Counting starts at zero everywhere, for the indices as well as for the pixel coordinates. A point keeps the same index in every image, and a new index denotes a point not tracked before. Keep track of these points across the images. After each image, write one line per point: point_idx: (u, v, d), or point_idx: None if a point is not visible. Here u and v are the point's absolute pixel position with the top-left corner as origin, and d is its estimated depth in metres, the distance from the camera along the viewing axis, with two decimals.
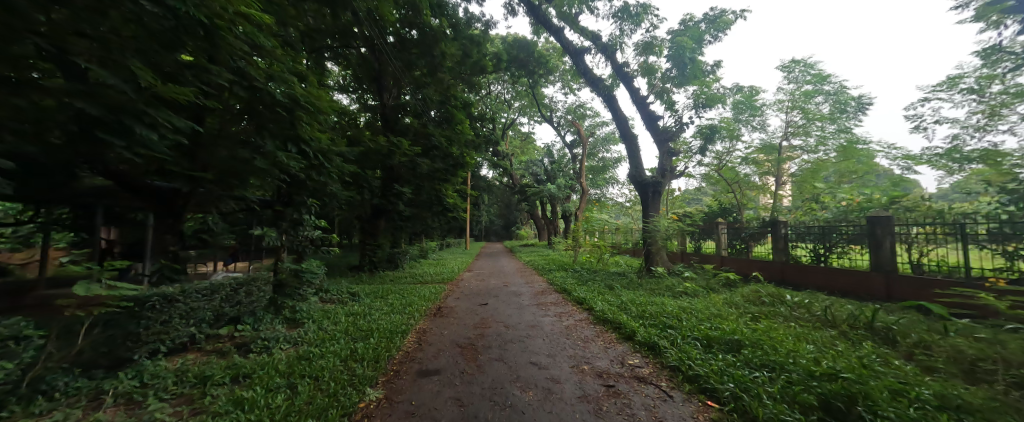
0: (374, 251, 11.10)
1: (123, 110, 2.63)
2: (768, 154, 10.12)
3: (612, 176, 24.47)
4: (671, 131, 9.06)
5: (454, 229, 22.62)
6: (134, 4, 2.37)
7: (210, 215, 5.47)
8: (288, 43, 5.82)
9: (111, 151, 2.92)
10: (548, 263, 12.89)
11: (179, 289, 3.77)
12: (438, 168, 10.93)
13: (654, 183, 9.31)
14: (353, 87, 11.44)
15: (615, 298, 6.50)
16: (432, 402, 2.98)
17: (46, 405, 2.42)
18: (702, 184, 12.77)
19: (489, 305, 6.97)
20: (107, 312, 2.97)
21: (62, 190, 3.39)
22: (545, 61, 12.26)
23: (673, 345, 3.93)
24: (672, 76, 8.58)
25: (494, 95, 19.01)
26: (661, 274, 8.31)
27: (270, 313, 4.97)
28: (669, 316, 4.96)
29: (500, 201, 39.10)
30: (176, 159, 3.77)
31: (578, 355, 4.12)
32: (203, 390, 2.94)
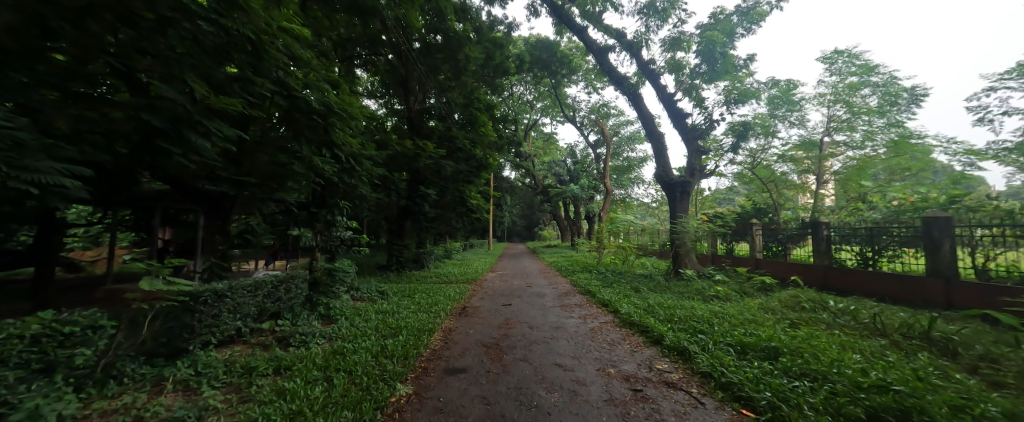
0: (401, 251, 11.40)
1: (179, 120, 2.88)
2: (807, 151, 9.45)
3: (637, 176, 23.88)
4: (701, 129, 8.71)
5: (478, 230, 22.88)
6: (190, 23, 2.60)
7: (253, 216, 5.89)
8: (323, 53, 6.17)
9: (170, 158, 3.22)
10: (572, 264, 12.76)
11: (229, 284, 3.86)
12: (462, 170, 11.06)
13: (681, 183, 9.04)
14: (380, 92, 11.90)
15: (642, 300, 6.37)
16: (460, 399, 3.04)
17: (116, 388, 2.70)
18: (734, 183, 12.21)
19: (513, 306, 6.99)
20: (166, 305, 3.22)
21: (126, 193, 3.80)
22: (568, 61, 12.22)
23: (704, 351, 3.82)
24: (701, 71, 8.26)
25: (516, 97, 19.08)
26: (690, 277, 8.02)
27: (306, 310, 5.22)
28: (700, 321, 4.81)
29: (522, 201, 39.01)
30: (223, 164, 4.07)
31: (603, 357, 4.08)
32: (249, 380, 3.13)
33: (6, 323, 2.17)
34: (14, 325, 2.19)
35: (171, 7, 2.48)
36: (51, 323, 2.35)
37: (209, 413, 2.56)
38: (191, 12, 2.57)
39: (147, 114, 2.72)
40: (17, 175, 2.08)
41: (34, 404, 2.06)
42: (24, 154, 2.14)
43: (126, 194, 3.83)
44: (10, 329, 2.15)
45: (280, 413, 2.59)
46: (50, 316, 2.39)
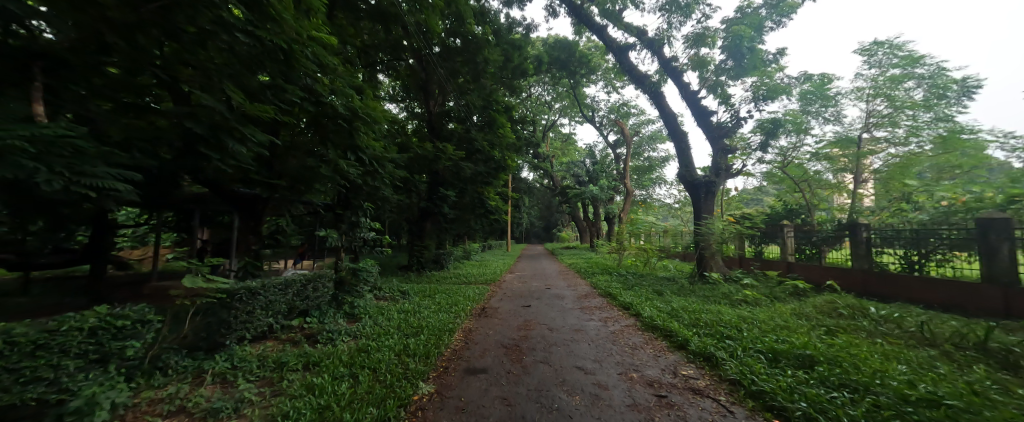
0: (422, 252, 11.55)
1: (218, 127, 3.06)
2: (844, 147, 8.82)
3: (659, 177, 23.33)
4: (727, 128, 8.43)
5: (496, 232, 22.91)
6: (229, 35, 2.76)
7: (282, 217, 6.14)
8: (348, 59, 6.38)
9: (209, 163, 3.42)
10: (591, 266, 12.60)
11: (262, 282, 4.00)
12: (481, 171, 11.12)
13: (706, 183, 8.78)
14: (401, 96, 12.17)
15: (665, 304, 6.21)
16: (480, 399, 3.06)
17: (161, 379, 2.88)
18: (762, 184, 11.75)
19: (533, 308, 6.95)
20: (205, 301, 3.39)
21: (169, 196, 4.07)
22: (587, 60, 12.13)
23: (733, 357, 3.69)
24: (727, 68, 8.00)
25: (534, 98, 19.08)
26: (716, 281, 7.74)
27: (332, 308, 5.38)
28: (727, 326, 4.66)
29: (540, 203, 38.88)
30: (256, 168, 4.28)
31: (625, 361, 4.00)
32: (280, 375, 3.25)
33: (67, 315, 2.35)
34: (73, 318, 2.36)
35: (212, 20, 2.64)
36: (106, 317, 2.51)
37: (245, 406, 2.69)
38: (229, 25, 2.72)
39: (190, 121, 2.91)
40: (76, 180, 2.28)
41: (91, 395, 2.22)
42: (84, 160, 2.33)
43: (169, 196, 4.09)
44: (71, 322, 2.31)
45: (310, 408, 2.67)
46: (105, 311, 2.57)
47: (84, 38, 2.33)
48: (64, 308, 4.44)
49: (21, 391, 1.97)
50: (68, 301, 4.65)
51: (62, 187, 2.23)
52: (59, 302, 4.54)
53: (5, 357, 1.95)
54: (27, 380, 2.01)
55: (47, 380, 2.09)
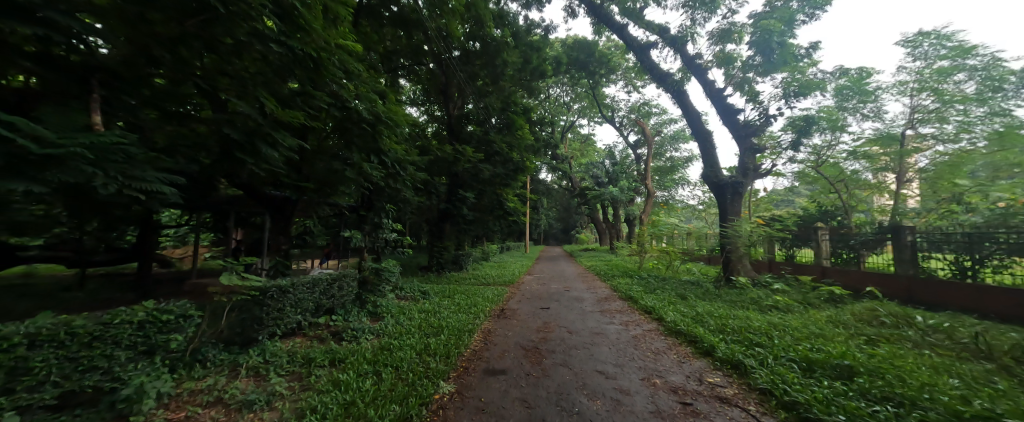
0: (441, 253, 11.68)
1: (252, 133, 3.26)
2: (885, 145, 8.09)
3: (681, 177, 22.69)
4: (756, 126, 8.12)
5: (514, 234, 22.87)
6: (263, 46, 2.93)
7: (310, 219, 6.38)
8: (372, 65, 6.59)
9: (244, 166, 3.63)
10: (611, 269, 12.37)
11: (291, 280, 4.13)
12: (500, 173, 11.11)
13: (732, 184, 8.50)
14: (422, 100, 12.40)
15: (689, 308, 6.04)
16: (500, 401, 3.05)
17: (201, 371, 3.04)
18: (794, 185, 11.24)
19: (551, 310, 6.89)
20: (240, 299, 3.55)
21: (207, 199, 4.33)
22: (607, 60, 11.99)
23: (763, 366, 3.55)
24: (755, 63, 7.73)
25: (552, 99, 19.01)
26: (744, 285, 7.47)
27: (356, 307, 5.53)
28: (756, 332, 4.48)
29: (559, 204, 38.61)
30: (286, 172, 4.49)
31: (648, 367, 3.91)
32: (308, 370, 3.36)
33: (119, 309, 2.51)
34: (124, 312, 2.52)
35: (248, 33, 2.82)
36: (153, 311, 2.66)
37: (276, 399, 2.80)
38: (264, 36, 2.90)
39: (228, 128, 3.12)
40: (128, 184, 2.45)
41: (138, 386, 2.43)
42: (135, 165, 2.50)
43: (207, 199, 4.34)
44: (122, 315, 2.47)
45: (336, 403, 2.75)
46: (152, 306, 2.71)
47: (134, 52, 2.53)
48: (116, 302, 4.84)
49: (80, 378, 2.18)
50: (119, 296, 5.05)
51: (116, 190, 2.41)
52: (111, 297, 4.94)
53: (65, 347, 2.13)
54: (82, 369, 2.19)
55: (102, 369, 2.29)
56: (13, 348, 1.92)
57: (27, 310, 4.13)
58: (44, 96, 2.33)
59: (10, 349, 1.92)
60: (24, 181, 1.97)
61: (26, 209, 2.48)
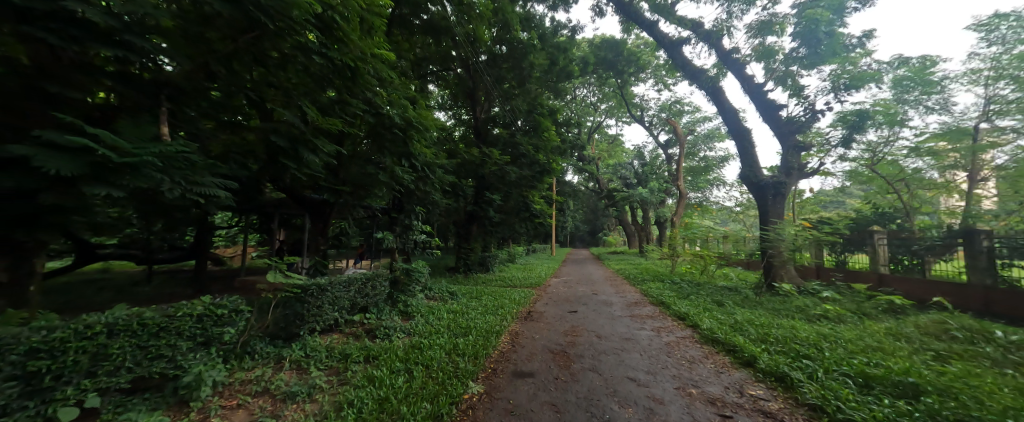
0: (468, 254, 11.78)
1: (296, 141, 3.49)
2: (953, 140, 7.05)
3: (716, 177, 21.68)
4: (800, 122, 7.63)
5: (540, 236, 22.69)
6: (306, 58, 3.15)
7: (345, 221, 6.66)
8: (403, 72, 6.81)
9: (288, 171, 3.88)
10: (641, 273, 12.00)
11: (329, 278, 4.31)
12: (526, 175, 10.96)
13: (774, 184, 8.03)
14: (450, 104, 12.64)
15: (726, 315, 5.75)
16: (529, 404, 3.02)
17: (250, 362, 3.24)
18: (844, 185, 10.43)
19: (579, 314, 6.77)
20: (284, 295, 3.76)
21: (254, 201, 4.63)
22: (636, 58, 11.70)
23: (813, 380, 3.30)
24: (799, 56, 7.28)
25: (579, 99, 18.78)
26: (788, 292, 7.01)
27: (388, 305, 5.69)
28: (804, 343, 4.19)
29: (586, 206, 38.01)
30: (325, 176, 4.73)
31: (682, 375, 3.74)
32: (345, 365, 3.49)
33: (182, 302, 2.72)
34: (185, 305, 2.72)
35: (293, 47, 3.04)
36: (209, 306, 2.87)
37: (316, 391, 2.93)
38: (307, 49, 3.11)
39: (274, 135, 3.36)
40: (189, 189, 2.68)
41: (197, 374, 2.64)
42: (196, 170, 2.70)
43: (254, 201, 4.65)
44: (185, 308, 2.67)
45: (371, 398, 2.82)
46: (208, 300, 2.92)
47: (195, 68, 2.79)
48: (178, 297, 5.26)
49: (148, 365, 2.42)
50: (180, 290, 5.50)
51: (179, 194, 2.65)
52: (173, 291, 5.40)
53: (137, 337, 2.36)
54: (151, 356, 2.43)
55: (167, 357, 2.52)
56: (94, 336, 2.15)
57: (103, 302, 4.59)
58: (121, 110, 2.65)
59: (92, 337, 2.15)
60: (104, 186, 2.20)
61: (105, 211, 2.77)
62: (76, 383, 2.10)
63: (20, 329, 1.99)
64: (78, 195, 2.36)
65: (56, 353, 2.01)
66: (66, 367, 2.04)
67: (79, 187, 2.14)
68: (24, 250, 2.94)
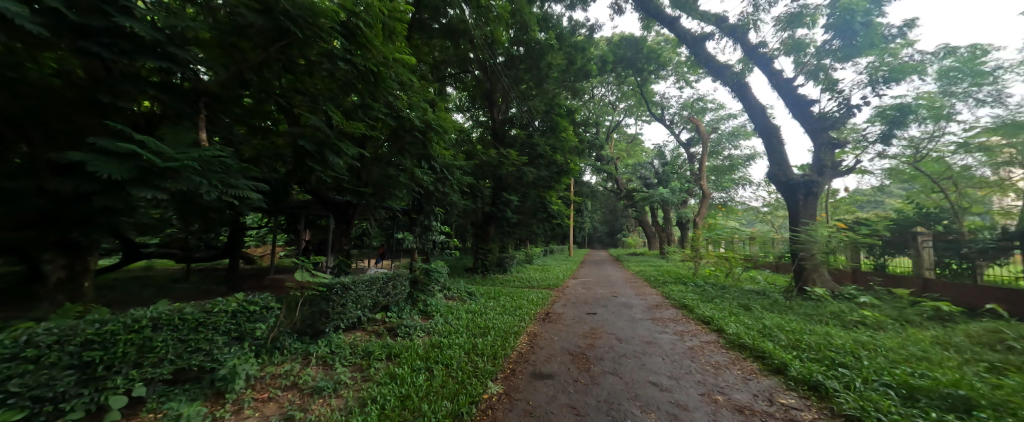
0: (486, 255, 11.81)
1: (322, 144, 3.63)
2: (1011, 135, 6.42)
3: (743, 177, 20.90)
4: (834, 117, 7.26)
5: (557, 237, 22.52)
6: (332, 64, 3.27)
7: (367, 222, 6.83)
8: (423, 76, 6.93)
9: (314, 173, 4.02)
10: (662, 275, 11.70)
11: (352, 277, 4.41)
12: (542, 175, 10.66)
13: (804, 183, 7.69)
14: (467, 106, 12.75)
15: (754, 320, 5.53)
16: (548, 405, 2.99)
17: (279, 357, 3.36)
18: (882, 184, 9.86)
19: (598, 316, 6.67)
20: (309, 293, 3.87)
21: (282, 202, 4.83)
22: (656, 55, 11.48)
23: (850, 390, 3.13)
24: (832, 49, 6.94)
25: (597, 99, 18.56)
26: (821, 297, 6.69)
27: (408, 304, 5.78)
28: (839, 351, 3.98)
29: (604, 207, 37.50)
30: (349, 177, 4.87)
31: (707, 381, 3.62)
32: (368, 362, 3.56)
33: (218, 299, 2.85)
34: (221, 302, 2.85)
35: (320, 54, 3.17)
36: (243, 302, 2.99)
37: (341, 387, 3.01)
38: (333, 56, 3.24)
39: (302, 139, 3.51)
40: (225, 191, 2.80)
41: (231, 367, 2.76)
42: (230, 173, 2.82)
43: (282, 203, 4.85)
44: (221, 305, 2.80)
45: (393, 395, 2.86)
46: (242, 297, 3.04)
47: (230, 76, 3.03)
48: (213, 294, 5.52)
49: (188, 357, 2.55)
50: (214, 287, 5.78)
51: (216, 196, 2.76)
52: (208, 288, 5.68)
53: (178, 331, 2.48)
54: (190, 349, 2.56)
55: (204, 351, 2.65)
56: (141, 330, 2.28)
57: (147, 297, 4.92)
58: (163, 118, 2.94)
59: (138, 330, 2.28)
60: (150, 188, 2.36)
61: (147, 210, 2.97)
62: (125, 373, 2.23)
63: (75, 322, 2.12)
64: (125, 197, 2.58)
65: (107, 345, 2.13)
66: (116, 358, 2.17)
67: (127, 189, 2.30)
68: (80, 248, 3.20)
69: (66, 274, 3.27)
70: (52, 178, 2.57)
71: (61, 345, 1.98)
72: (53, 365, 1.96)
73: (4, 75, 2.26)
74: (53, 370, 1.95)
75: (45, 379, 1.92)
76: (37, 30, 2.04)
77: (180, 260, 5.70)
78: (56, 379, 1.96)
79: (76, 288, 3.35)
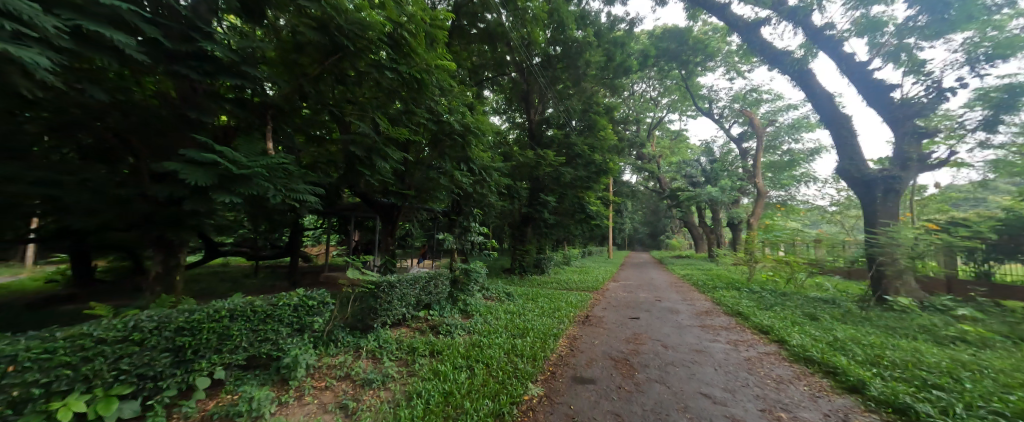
0: (523, 256, 11.73)
1: (371, 149, 3.80)
2: None
3: (805, 172, 19.05)
4: (921, 103, 6.44)
5: (596, 239, 21.95)
6: (380, 73, 3.41)
7: (410, 223, 7.05)
8: (461, 80, 7.04)
9: (363, 178, 4.21)
10: (712, 279, 10.94)
11: (397, 276, 4.52)
12: (581, 176, 10.45)
13: (883, 177, 6.86)
14: (504, 108, 12.82)
15: (822, 331, 4.99)
16: (590, 411, 2.87)
17: (334, 349, 3.53)
18: (980, 179, 8.52)
19: (642, 320, 6.37)
20: (358, 291, 4.01)
21: (334, 205, 5.11)
22: (703, 46, 10.84)
23: (948, 416, 2.70)
24: (918, 26, 6.14)
25: (637, 95, 17.88)
26: (905, 308, 5.89)
27: (449, 303, 5.86)
28: (932, 370, 3.47)
29: (645, 207, 36.05)
30: (394, 181, 5.05)
31: (768, 396, 3.30)
32: (413, 358, 3.63)
33: (282, 293, 3.05)
34: (285, 296, 3.05)
35: (368, 64, 3.32)
36: (304, 297, 3.17)
37: (389, 380, 3.09)
38: (380, 66, 3.37)
39: (353, 146, 3.69)
40: (288, 195, 2.96)
41: (294, 356, 2.93)
42: (293, 178, 2.99)
43: (334, 205, 5.13)
44: (285, 299, 3.00)
45: (436, 391, 2.88)
46: (302, 292, 3.23)
47: (292, 89, 3.29)
48: (277, 288, 5.95)
49: (258, 346, 2.75)
50: (278, 283, 6.23)
51: (281, 200, 2.94)
52: (273, 284, 6.13)
53: (251, 321, 2.68)
54: (260, 338, 2.76)
55: (271, 340, 2.85)
56: (220, 319, 2.49)
57: (225, 290, 5.47)
58: (238, 130, 3.31)
59: (219, 320, 2.49)
60: (227, 193, 2.57)
61: (223, 213, 3.28)
62: (208, 357, 2.45)
63: (170, 311, 2.35)
64: (207, 202, 2.88)
65: (195, 332, 2.35)
66: (201, 343, 2.39)
67: (210, 194, 2.53)
68: (173, 246, 3.60)
69: (164, 268, 3.51)
70: (154, 186, 2.96)
71: (159, 331, 2.19)
72: (153, 347, 2.19)
73: (118, 98, 2.64)
74: (153, 352, 2.18)
75: (146, 360, 2.15)
76: (142, 57, 2.30)
77: (250, 258, 6.14)
78: (155, 360, 2.20)
79: (171, 282, 3.59)
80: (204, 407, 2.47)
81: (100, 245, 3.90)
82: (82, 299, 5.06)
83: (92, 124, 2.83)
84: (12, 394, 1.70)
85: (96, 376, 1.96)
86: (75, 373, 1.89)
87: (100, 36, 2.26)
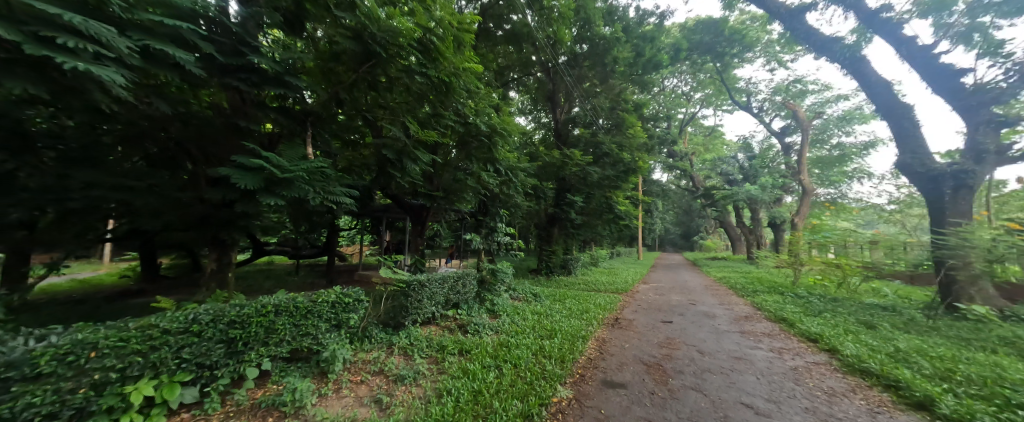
0: (550, 256, 11.59)
1: (402, 152, 3.87)
2: None
3: (857, 168, 17.58)
4: (999, 89, 5.81)
5: (625, 239, 21.35)
6: (410, 77, 3.45)
7: (438, 224, 7.15)
8: (488, 81, 7.06)
9: (395, 180, 4.29)
10: (751, 283, 10.30)
11: (426, 275, 4.57)
12: (608, 175, 10.18)
13: (951, 171, 6.21)
14: (530, 109, 12.78)
15: (880, 341, 4.56)
16: (622, 416, 2.77)
17: (367, 345, 3.61)
18: None
19: (676, 324, 6.11)
20: (389, 290, 4.09)
21: (367, 206, 5.24)
22: (739, 37, 10.30)
23: None
24: (994, 3, 5.50)
25: (668, 91, 17.28)
26: (981, 317, 5.27)
27: (477, 303, 5.86)
28: (1017, 389, 3.07)
29: (677, 207, 34.72)
30: (423, 182, 5.12)
31: (820, 409, 3.05)
32: (442, 356, 3.65)
33: (321, 290, 3.16)
34: (323, 293, 3.15)
35: (399, 69, 3.37)
36: (340, 294, 3.25)
37: (420, 377, 3.11)
38: (410, 70, 3.42)
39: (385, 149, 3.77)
40: (326, 198, 3.05)
41: (332, 350, 3.02)
42: (330, 181, 3.09)
43: (367, 207, 5.28)
44: (323, 296, 3.10)
45: (465, 390, 2.87)
46: (339, 289, 3.32)
47: (328, 96, 3.40)
48: (316, 286, 6.18)
49: (300, 339, 2.85)
50: (317, 281, 6.49)
51: (320, 203, 3.03)
52: (313, 282, 6.39)
53: (293, 316, 2.78)
54: (302, 333, 2.86)
55: (312, 335, 2.94)
56: (267, 314, 2.60)
57: (269, 286, 5.76)
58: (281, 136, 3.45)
59: (265, 315, 2.60)
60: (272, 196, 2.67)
61: (268, 215, 3.45)
62: (256, 349, 2.55)
63: (223, 305, 2.50)
64: (254, 205, 3.03)
65: (245, 325, 2.47)
66: (250, 336, 2.50)
67: (257, 197, 2.65)
68: (225, 245, 3.82)
69: (218, 265, 3.74)
70: (207, 189, 3.17)
71: (214, 323, 2.33)
72: (208, 338, 2.31)
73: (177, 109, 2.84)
74: (209, 343, 2.30)
75: (202, 350, 2.28)
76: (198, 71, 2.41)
77: (292, 256, 6.48)
78: (211, 350, 2.32)
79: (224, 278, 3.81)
80: (253, 395, 2.57)
81: (162, 243, 4.23)
82: (149, 292, 5.53)
83: (157, 133, 3.09)
84: (95, 377, 1.86)
85: (162, 363, 2.11)
86: (145, 360, 2.04)
87: (164, 52, 2.40)
